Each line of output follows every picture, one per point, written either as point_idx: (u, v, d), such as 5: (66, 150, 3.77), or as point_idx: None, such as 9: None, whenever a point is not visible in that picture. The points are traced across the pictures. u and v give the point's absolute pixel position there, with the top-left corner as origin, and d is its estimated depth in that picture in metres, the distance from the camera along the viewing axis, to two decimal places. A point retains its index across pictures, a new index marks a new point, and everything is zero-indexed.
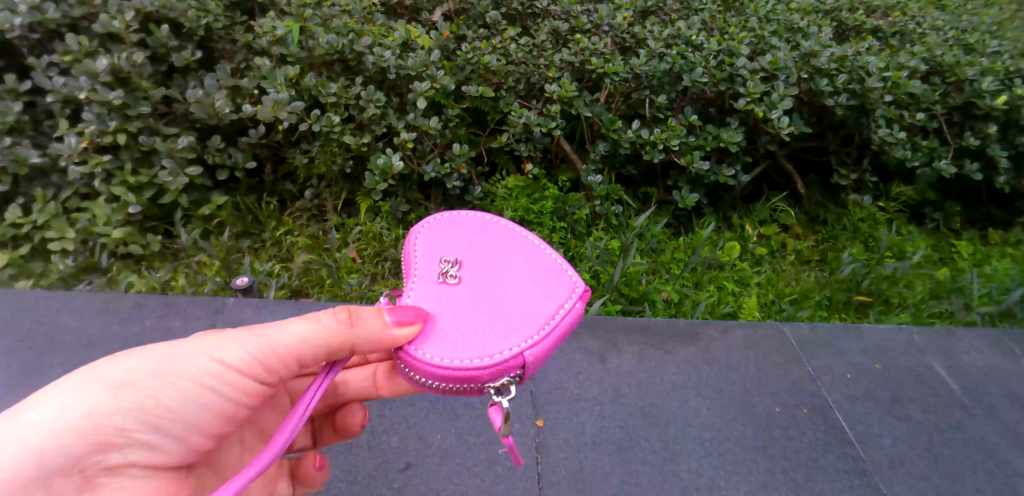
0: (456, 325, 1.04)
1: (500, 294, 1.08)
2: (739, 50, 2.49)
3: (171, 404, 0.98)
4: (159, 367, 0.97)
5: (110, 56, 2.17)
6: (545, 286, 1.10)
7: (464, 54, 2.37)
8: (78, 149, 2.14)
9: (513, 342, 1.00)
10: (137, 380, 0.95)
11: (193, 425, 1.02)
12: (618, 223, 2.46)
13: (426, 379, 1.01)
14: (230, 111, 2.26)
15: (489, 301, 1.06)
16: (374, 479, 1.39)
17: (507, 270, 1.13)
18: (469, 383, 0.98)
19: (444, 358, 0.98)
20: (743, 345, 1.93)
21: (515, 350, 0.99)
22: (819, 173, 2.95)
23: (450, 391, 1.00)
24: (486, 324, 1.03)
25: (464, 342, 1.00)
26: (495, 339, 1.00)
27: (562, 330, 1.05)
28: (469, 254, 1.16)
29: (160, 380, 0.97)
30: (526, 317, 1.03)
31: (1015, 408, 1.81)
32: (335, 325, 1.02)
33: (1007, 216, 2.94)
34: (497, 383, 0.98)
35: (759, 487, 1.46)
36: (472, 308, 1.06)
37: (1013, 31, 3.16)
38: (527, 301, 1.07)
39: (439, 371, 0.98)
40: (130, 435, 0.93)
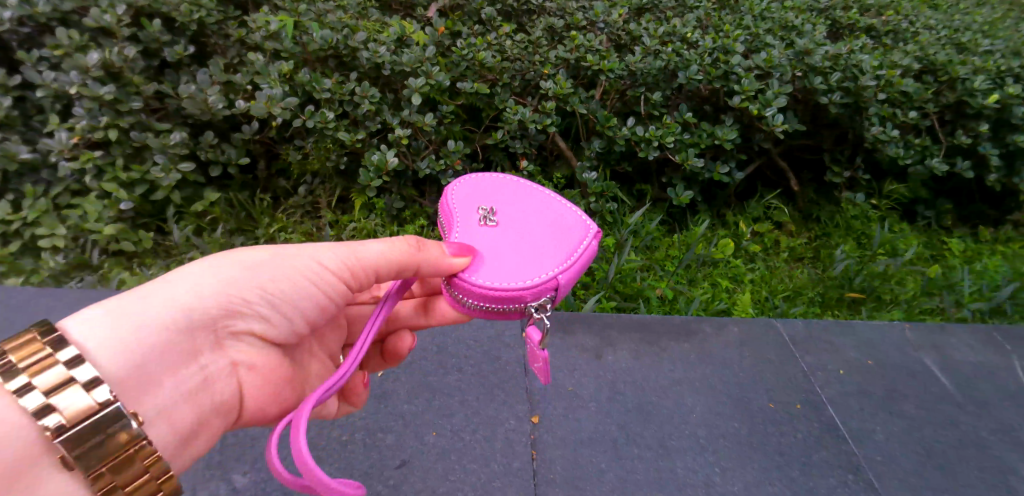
0: (495, 254, 1.10)
1: (532, 228, 1.15)
2: (734, 47, 2.49)
3: (288, 292, 1.03)
4: (278, 253, 1.04)
5: (102, 50, 2.15)
6: (571, 221, 1.18)
7: (460, 50, 2.36)
8: (69, 145, 2.12)
9: (547, 267, 1.07)
10: (258, 266, 1.01)
11: (298, 315, 1.08)
12: (613, 219, 2.43)
13: (470, 301, 1.07)
14: (222, 107, 2.24)
15: (523, 234, 1.13)
16: (369, 477, 1.37)
17: (535, 210, 1.20)
18: (511, 302, 1.05)
19: (491, 281, 1.04)
20: (737, 342, 1.94)
21: (550, 273, 1.06)
22: (813, 171, 2.98)
23: (491, 312, 1.07)
24: (521, 253, 1.10)
25: (506, 268, 1.07)
26: (533, 265, 1.08)
27: (586, 257, 1.12)
28: (500, 199, 1.23)
29: (276, 269, 1.02)
30: (556, 246, 1.11)
31: (1006, 404, 1.83)
32: (407, 250, 1.05)
33: (997, 214, 2.97)
34: (538, 303, 1.06)
35: (754, 483, 1.46)
36: (510, 242, 1.12)
37: (1005, 30, 3.18)
38: (558, 233, 1.15)
39: (487, 292, 1.04)
40: (248, 311, 1.00)
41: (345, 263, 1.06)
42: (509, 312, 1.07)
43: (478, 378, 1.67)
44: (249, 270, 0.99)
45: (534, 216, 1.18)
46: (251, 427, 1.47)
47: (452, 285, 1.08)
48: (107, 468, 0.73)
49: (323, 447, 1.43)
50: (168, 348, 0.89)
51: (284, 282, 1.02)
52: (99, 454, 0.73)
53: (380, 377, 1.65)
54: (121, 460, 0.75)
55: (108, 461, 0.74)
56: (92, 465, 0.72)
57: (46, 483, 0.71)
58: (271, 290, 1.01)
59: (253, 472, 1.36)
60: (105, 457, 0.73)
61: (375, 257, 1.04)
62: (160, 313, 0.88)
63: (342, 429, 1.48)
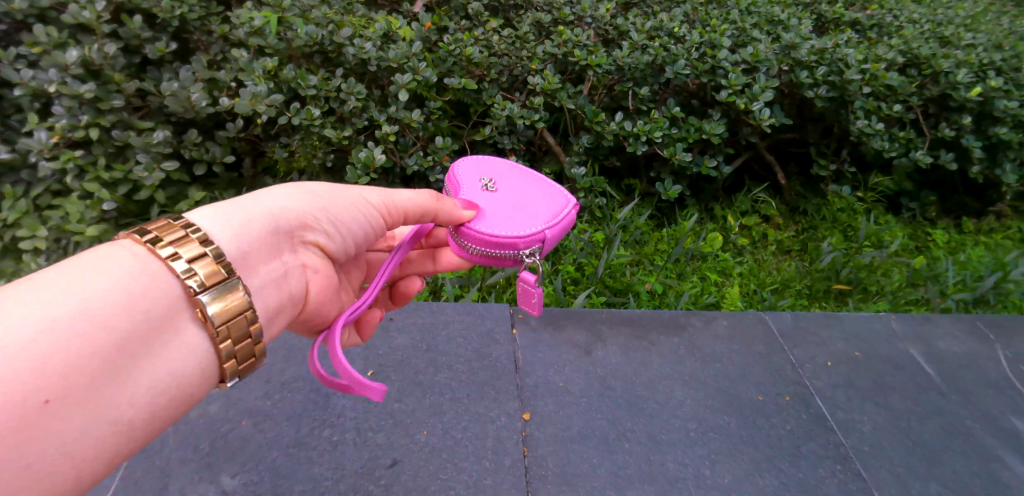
0: (493, 209, 1.19)
1: (525, 191, 1.27)
2: (721, 42, 2.49)
3: (345, 215, 1.10)
4: (336, 185, 1.12)
5: (81, 47, 2.10)
6: (560, 186, 1.30)
7: (447, 45, 2.34)
8: (48, 144, 2.08)
9: (537, 222, 1.18)
10: (322, 192, 1.08)
11: (351, 239, 1.13)
12: (602, 215, 2.46)
13: (470, 247, 1.17)
14: (206, 105, 2.21)
15: (518, 195, 1.24)
16: (360, 477, 1.36)
17: (528, 179, 1.31)
18: (506, 250, 1.15)
19: (491, 228, 1.14)
20: (726, 335, 1.95)
21: (540, 228, 1.17)
22: (799, 163, 3.04)
23: (487, 259, 1.16)
24: (515, 210, 1.20)
25: (503, 220, 1.17)
26: (525, 220, 1.18)
27: (571, 220, 1.23)
28: (497, 165, 1.34)
29: (337, 196, 1.09)
30: (546, 207, 1.21)
31: (989, 393, 1.86)
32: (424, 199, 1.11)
33: (980, 205, 3.02)
34: (531, 251, 1.17)
35: (744, 475, 1.47)
36: (506, 200, 1.22)
37: (986, 23, 3.22)
38: (550, 194, 1.26)
39: (487, 238, 1.14)
40: (314, 228, 1.06)
41: (393, 194, 1.13)
42: (503, 260, 1.17)
43: (469, 375, 1.67)
44: (317, 194, 1.07)
45: (527, 182, 1.29)
46: (239, 429, 1.45)
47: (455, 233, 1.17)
48: (231, 327, 0.79)
49: (313, 448, 1.42)
50: (258, 246, 0.94)
51: (344, 208, 1.09)
52: (227, 314, 0.78)
53: (369, 376, 1.63)
54: (243, 324, 0.80)
55: (225, 321, 0.78)
56: (223, 322, 0.78)
57: (185, 339, 0.76)
58: (332, 215, 1.08)
59: (242, 474, 1.34)
60: (232, 316, 0.79)
61: (417, 191, 1.11)
62: (249, 215, 0.94)
63: (332, 429, 1.47)
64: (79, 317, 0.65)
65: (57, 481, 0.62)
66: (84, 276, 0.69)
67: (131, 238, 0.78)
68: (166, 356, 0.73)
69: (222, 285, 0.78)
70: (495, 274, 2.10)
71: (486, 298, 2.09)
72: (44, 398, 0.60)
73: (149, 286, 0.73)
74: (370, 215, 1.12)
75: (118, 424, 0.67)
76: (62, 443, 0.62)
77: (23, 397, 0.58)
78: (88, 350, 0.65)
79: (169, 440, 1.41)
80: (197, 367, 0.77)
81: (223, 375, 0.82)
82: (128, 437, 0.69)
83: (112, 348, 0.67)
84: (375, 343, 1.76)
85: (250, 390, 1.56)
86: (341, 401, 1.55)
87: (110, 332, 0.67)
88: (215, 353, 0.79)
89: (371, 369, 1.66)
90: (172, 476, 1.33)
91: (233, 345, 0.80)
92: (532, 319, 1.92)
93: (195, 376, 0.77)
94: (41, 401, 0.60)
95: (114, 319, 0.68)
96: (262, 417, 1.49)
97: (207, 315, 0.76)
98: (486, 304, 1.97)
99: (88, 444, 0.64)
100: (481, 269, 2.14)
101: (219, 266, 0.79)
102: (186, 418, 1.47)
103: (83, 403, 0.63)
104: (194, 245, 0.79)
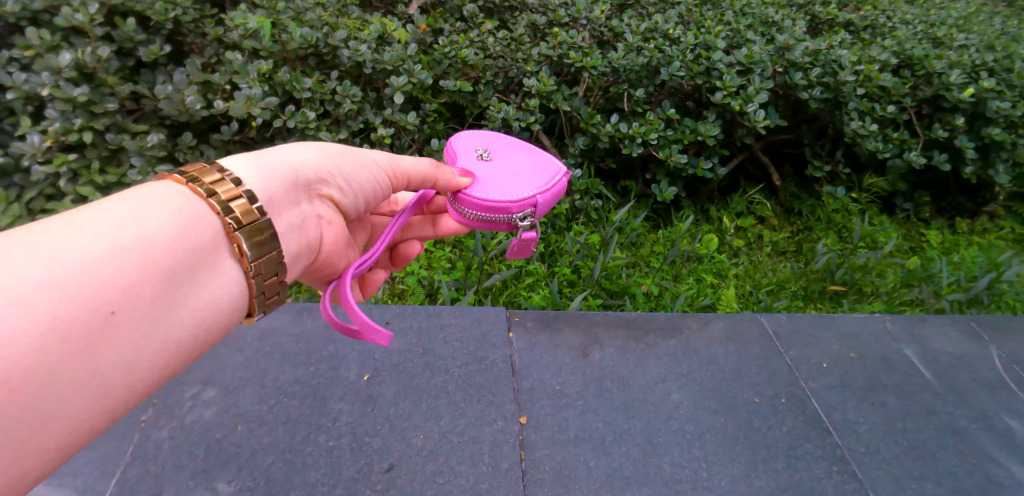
0: (488, 178, 1.32)
1: (516, 164, 1.40)
2: (716, 43, 2.49)
3: (357, 176, 1.15)
4: (344, 148, 1.16)
5: (74, 50, 2.09)
6: (548, 160, 1.43)
7: (442, 47, 2.34)
8: (41, 147, 2.05)
9: (528, 190, 1.30)
10: (334, 153, 1.13)
11: (360, 199, 1.17)
12: (598, 216, 2.46)
13: (467, 212, 1.28)
14: (200, 108, 2.20)
15: (510, 167, 1.38)
16: (357, 482, 1.35)
17: (520, 155, 1.44)
18: (501, 214, 1.27)
19: (486, 194, 1.26)
20: (723, 337, 1.95)
21: (532, 195, 1.30)
22: (794, 164, 3.05)
23: (484, 222, 1.28)
24: (509, 180, 1.33)
25: (497, 188, 1.30)
26: (517, 187, 1.31)
27: (560, 189, 1.36)
28: (490, 143, 1.47)
29: (348, 158, 1.15)
30: (536, 177, 1.34)
31: (983, 393, 1.87)
32: (429, 165, 1.25)
33: (973, 206, 3.03)
34: (524, 215, 1.29)
35: (741, 477, 1.47)
36: (500, 171, 1.35)
37: (978, 24, 3.24)
38: (539, 167, 1.39)
39: (484, 203, 1.25)
40: (331, 183, 1.09)
41: (396, 162, 1.23)
42: (497, 224, 1.30)
43: (465, 378, 1.67)
44: (330, 154, 1.11)
45: (518, 157, 1.43)
46: (235, 434, 1.44)
47: (454, 198, 1.29)
48: (263, 264, 0.83)
49: (309, 453, 1.41)
50: (288, 196, 0.96)
51: (356, 169, 1.15)
52: (261, 250, 0.83)
53: (366, 381, 1.63)
54: (273, 262, 0.85)
55: (260, 257, 0.83)
56: (257, 257, 0.82)
57: (223, 273, 0.79)
58: (346, 174, 1.12)
59: (238, 480, 1.34)
60: (265, 254, 0.83)
61: (418, 159, 1.24)
62: (277, 166, 0.97)
63: (328, 434, 1.46)
64: (132, 242, 0.69)
65: (116, 394, 0.64)
66: (135, 210, 0.73)
67: (170, 178, 0.81)
68: (207, 288, 0.77)
69: (258, 223, 0.82)
70: (491, 277, 2.10)
71: (482, 301, 2.09)
72: (107, 311, 0.63)
73: (194, 221, 0.77)
74: (377, 179, 1.19)
75: (167, 346, 0.70)
76: (122, 354, 0.64)
77: (88, 309, 0.62)
78: (142, 272, 0.68)
79: (164, 446, 1.40)
80: (233, 300, 0.81)
81: (249, 309, 0.85)
82: (175, 360, 0.72)
83: (162, 273, 0.70)
84: (371, 346, 1.75)
85: (246, 395, 1.55)
86: (337, 405, 1.54)
87: (160, 258, 0.71)
88: (249, 288, 0.83)
89: (368, 373, 1.66)
90: (167, 482, 1.32)
91: (263, 281, 0.84)
92: (529, 322, 1.92)
93: (231, 309, 0.81)
94: (108, 311, 0.63)
95: (164, 246, 0.72)
96: (258, 422, 1.48)
97: (244, 250, 0.80)
98: (482, 307, 1.97)
99: (143, 361, 0.67)
100: (477, 272, 2.14)
101: (254, 205, 0.83)
102: (181, 424, 1.46)
103: (139, 321, 0.67)
104: (230, 186, 0.82)
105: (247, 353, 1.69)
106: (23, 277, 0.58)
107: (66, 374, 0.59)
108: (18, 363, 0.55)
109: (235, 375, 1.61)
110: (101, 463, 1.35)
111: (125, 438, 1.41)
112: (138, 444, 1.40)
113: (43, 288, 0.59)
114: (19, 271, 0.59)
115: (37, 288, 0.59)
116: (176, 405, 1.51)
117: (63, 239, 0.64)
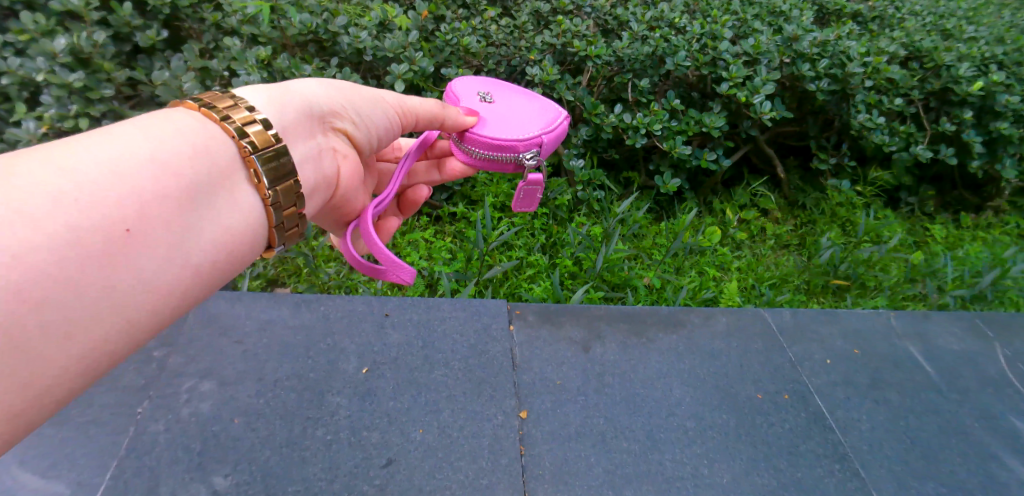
0: (494, 118, 1.31)
1: (511, 102, 1.37)
2: (722, 33, 2.46)
3: (367, 111, 1.11)
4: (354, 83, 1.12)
5: (69, 35, 2.05)
6: (548, 104, 1.42)
7: (444, 35, 2.31)
8: (37, 134, 2.01)
9: (532, 131, 1.31)
10: (346, 87, 1.08)
11: (371, 137, 1.14)
12: (601, 207, 2.45)
13: (473, 150, 1.28)
14: (198, 94, 2.17)
15: (505, 108, 1.36)
16: (355, 477, 1.34)
17: (521, 98, 1.43)
18: (506, 152, 1.27)
19: (490, 135, 1.27)
20: (726, 331, 1.94)
21: (535, 135, 1.31)
22: (799, 156, 3.02)
23: (490, 160, 1.28)
24: (513, 120, 1.33)
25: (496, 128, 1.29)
26: (521, 127, 1.31)
27: (560, 132, 1.37)
28: (491, 86, 1.45)
29: (359, 93, 1.10)
30: (538, 119, 1.35)
31: (987, 392, 1.86)
32: (438, 105, 1.20)
33: (978, 201, 3.01)
34: (530, 155, 1.29)
35: (743, 475, 1.46)
36: (503, 112, 1.34)
37: (987, 16, 3.19)
38: (541, 110, 1.39)
39: (490, 142, 1.26)
40: (344, 118, 1.05)
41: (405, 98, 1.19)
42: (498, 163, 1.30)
43: (466, 372, 1.65)
44: (343, 87, 1.07)
45: (510, 95, 1.40)
46: (232, 427, 1.43)
47: (460, 137, 1.28)
48: (282, 193, 0.82)
49: (307, 446, 1.40)
50: (302, 126, 0.93)
51: (367, 105, 1.11)
52: (279, 178, 0.82)
53: (365, 374, 1.61)
54: (293, 192, 0.84)
55: (279, 184, 0.82)
56: (276, 185, 0.81)
57: (240, 198, 0.78)
58: (359, 108, 1.09)
59: (235, 474, 1.32)
60: (284, 183, 0.83)
61: (427, 98, 1.19)
62: (287, 97, 0.93)
63: (326, 428, 1.45)
64: (145, 163, 0.68)
65: (136, 314, 0.65)
66: (151, 133, 0.72)
67: (184, 105, 0.81)
68: (224, 213, 0.76)
69: (274, 151, 0.81)
70: (492, 269, 2.08)
71: (483, 292, 2.07)
72: (119, 230, 0.63)
73: (211, 145, 0.76)
74: (389, 115, 1.16)
75: (187, 269, 0.70)
76: (144, 274, 0.65)
77: (102, 225, 0.61)
78: (155, 193, 0.67)
79: (160, 439, 1.38)
80: (251, 225, 0.80)
81: (271, 241, 0.85)
82: (196, 283, 0.72)
83: (179, 195, 0.70)
84: (370, 339, 1.74)
85: (243, 388, 1.53)
86: (335, 398, 1.53)
87: (176, 180, 0.70)
88: (268, 219, 0.82)
89: (367, 366, 1.64)
90: (163, 476, 1.30)
91: (282, 212, 0.84)
92: (530, 315, 1.90)
93: (250, 235, 0.80)
94: (125, 230, 0.63)
95: (175, 168, 0.70)
96: (255, 415, 1.46)
97: (261, 177, 0.80)
98: (482, 299, 1.95)
99: (162, 282, 0.67)
100: (478, 263, 2.13)
101: (271, 132, 0.82)
102: (178, 417, 1.44)
103: (155, 240, 0.66)
104: (245, 112, 0.81)
105: (245, 344, 1.67)
106: (33, 194, 0.59)
107: (86, 289, 0.60)
108: (33, 278, 0.56)
109: (232, 368, 1.59)
110: (97, 457, 1.34)
111: (121, 431, 1.40)
112: (133, 438, 1.38)
113: (55, 206, 0.59)
114: (28, 187, 0.59)
115: (48, 204, 0.59)
116: (172, 398, 1.49)
117: (73, 159, 0.63)
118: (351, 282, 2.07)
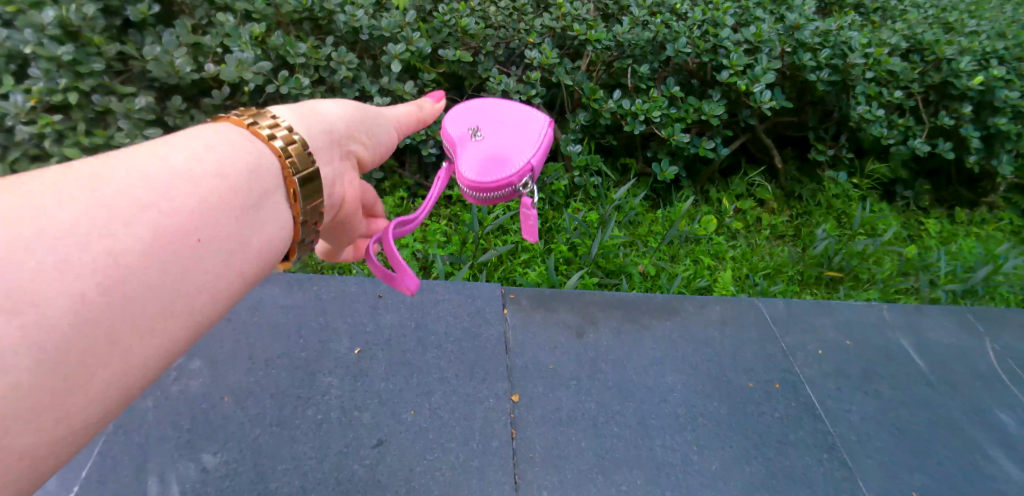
0: (482, 151, 1.13)
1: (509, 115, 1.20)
2: (724, 20, 2.43)
3: (387, 129, 0.88)
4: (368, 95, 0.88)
5: (58, 7, 2.00)
6: (532, 115, 1.20)
7: (441, 15, 2.26)
8: (26, 108, 1.99)
9: (521, 157, 1.11)
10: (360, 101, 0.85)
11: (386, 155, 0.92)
12: (597, 194, 2.45)
13: (470, 196, 1.11)
14: (191, 71, 2.15)
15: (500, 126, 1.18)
16: (345, 457, 1.33)
17: (504, 118, 1.21)
18: (503, 190, 1.08)
19: (481, 173, 1.09)
20: (719, 320, 1.94)
21: (525, 163, 1.10)
22: (797, 147, 3.02)
23: (489, 202, 1.10)
24: (501, 149, 1.13)
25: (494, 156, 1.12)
26: (509, 157, 1.11)
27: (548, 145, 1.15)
28: (475, 116, 1.23)
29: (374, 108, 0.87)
30: (526, 139, 1.13)
31: (976, 385, 1.87)
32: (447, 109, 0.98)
33: (973, 196, 3.02)
34: (524, 184, 1.10)
35: (732, 461, 1.47)
36: (493, 146, 1.14)
37: (990, 11, 3.17)
38: (524, 125, 1.17)
39: (481, 183, 1.08)
40: (365, 141, 0.83)
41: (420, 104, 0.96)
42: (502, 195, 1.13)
43: (458, 354, 1.65)
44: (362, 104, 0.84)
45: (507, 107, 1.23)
46: (222, 406, 1.42)
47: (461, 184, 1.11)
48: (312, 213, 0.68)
49: (297, 426, 1.39)
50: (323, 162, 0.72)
51: (386, 124, 0.88)
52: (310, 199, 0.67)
53: (357, 355, 1.61)
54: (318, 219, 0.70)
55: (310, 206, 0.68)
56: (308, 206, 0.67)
57: (279, 213, 0.64)
58: (378, 128, 0.86)
59: (224, 452, 1.32)
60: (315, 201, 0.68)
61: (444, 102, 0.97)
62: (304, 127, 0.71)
63: (316, 408, 1.44)
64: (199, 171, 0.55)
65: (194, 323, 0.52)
66: (191, 136, 0.59)
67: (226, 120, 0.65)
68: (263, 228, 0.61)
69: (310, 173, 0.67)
70: (487, 252, 2.08)
71: (477, 276, 2.06)
72: (187, 241, 0.51)
73: (250, 156, 0.62)
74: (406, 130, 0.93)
75: (231, 294, 0.57)
76: (206, 285, 0.53)
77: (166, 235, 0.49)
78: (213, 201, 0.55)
79: (148, 416, 1.37)
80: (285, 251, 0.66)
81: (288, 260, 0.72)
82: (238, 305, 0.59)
83: (233, 203, 0.57)
84: (363, 320, 1.73)
85: (233, 367, 1.52)
86: (326, 379, 1.52)
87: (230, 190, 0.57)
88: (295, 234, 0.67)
89: (359, 347, 1.63)
90: (152, 454, 1.29)
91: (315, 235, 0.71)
92: (524, 300, 1.90)
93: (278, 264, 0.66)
94: (191, 240, 0.51)
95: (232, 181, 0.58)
96: (245, 394, 1.46)
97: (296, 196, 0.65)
98: (477, 283, 1.94)
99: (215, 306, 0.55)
100: (473, 246, 2.14)
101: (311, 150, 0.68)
102: (167, 394, 1.43)
103: (221, 240, 0.54)
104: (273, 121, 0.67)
105: (236, 323, 1.66)
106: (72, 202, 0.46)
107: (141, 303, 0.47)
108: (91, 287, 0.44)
109: (223, 347, 1.58)
110: None
111: None
112: (121, 414, 1.37)
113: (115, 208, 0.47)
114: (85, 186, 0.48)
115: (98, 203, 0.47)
116: (161, 376, 1.48)
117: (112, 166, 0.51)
118: (344, 264, 2.06)
